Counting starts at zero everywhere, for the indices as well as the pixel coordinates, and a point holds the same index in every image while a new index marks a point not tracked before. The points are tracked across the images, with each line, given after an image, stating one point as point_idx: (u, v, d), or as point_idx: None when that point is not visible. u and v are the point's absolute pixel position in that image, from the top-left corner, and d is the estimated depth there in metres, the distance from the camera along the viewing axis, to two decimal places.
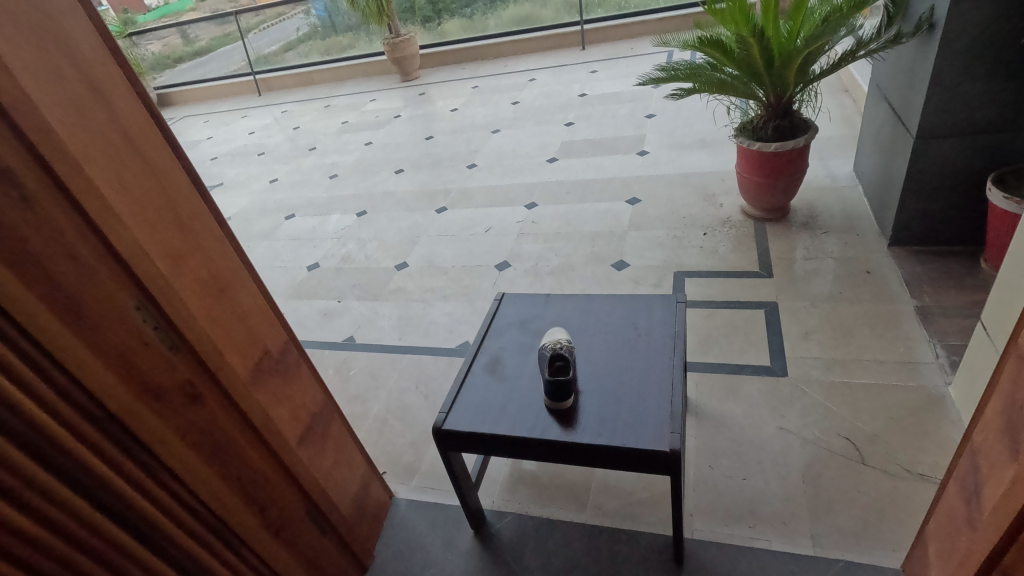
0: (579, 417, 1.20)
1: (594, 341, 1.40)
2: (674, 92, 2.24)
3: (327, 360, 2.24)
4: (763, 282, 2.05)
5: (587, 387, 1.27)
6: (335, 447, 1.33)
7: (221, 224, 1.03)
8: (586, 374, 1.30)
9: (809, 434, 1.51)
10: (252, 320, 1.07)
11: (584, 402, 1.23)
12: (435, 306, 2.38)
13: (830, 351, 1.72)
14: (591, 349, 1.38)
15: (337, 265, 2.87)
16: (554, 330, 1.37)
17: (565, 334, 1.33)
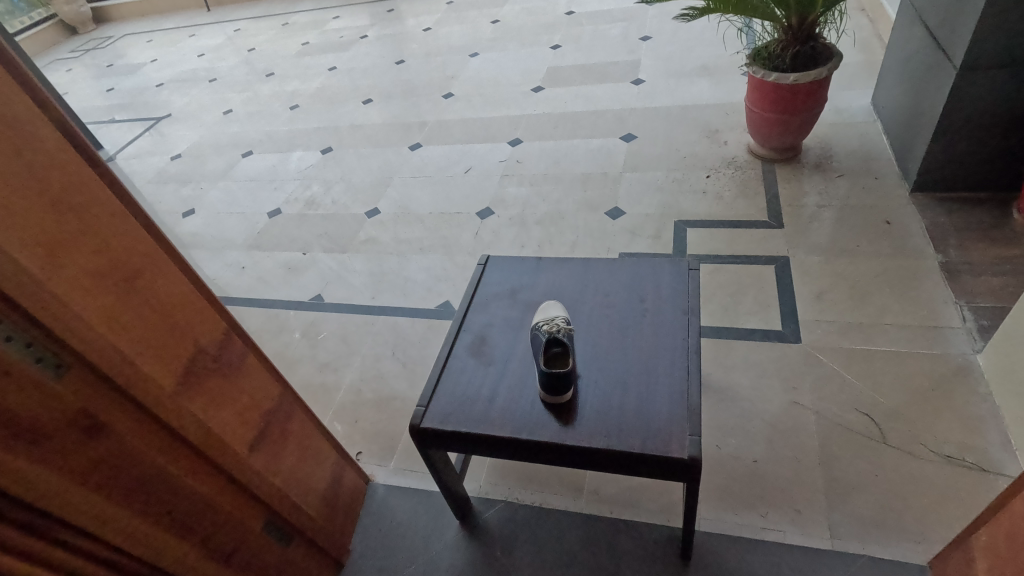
0: (579, 412, 1.03)
1: (594, 317, 1.21)
2: (684, 13, 1.91)
3: (292, 322, 2.03)
4: (772, 233, 1.86)
5: (587, 373, 1.09)
6: (300, 442, 1.16)
7: (122, 195, 0.79)
8: (586, 358, 1.12)
9: (824, 410, 1.38)
10: (178, 314, 0.86)
11: (585, 394, 1.06)
12: (411, 261, 2.16)
13: (847, 314, 1.57)
14: (591, 326, 1.19)
15: (300, 211, 2.60)
16: (551, 308, 1.19)
17: (562, 314, 1.16)
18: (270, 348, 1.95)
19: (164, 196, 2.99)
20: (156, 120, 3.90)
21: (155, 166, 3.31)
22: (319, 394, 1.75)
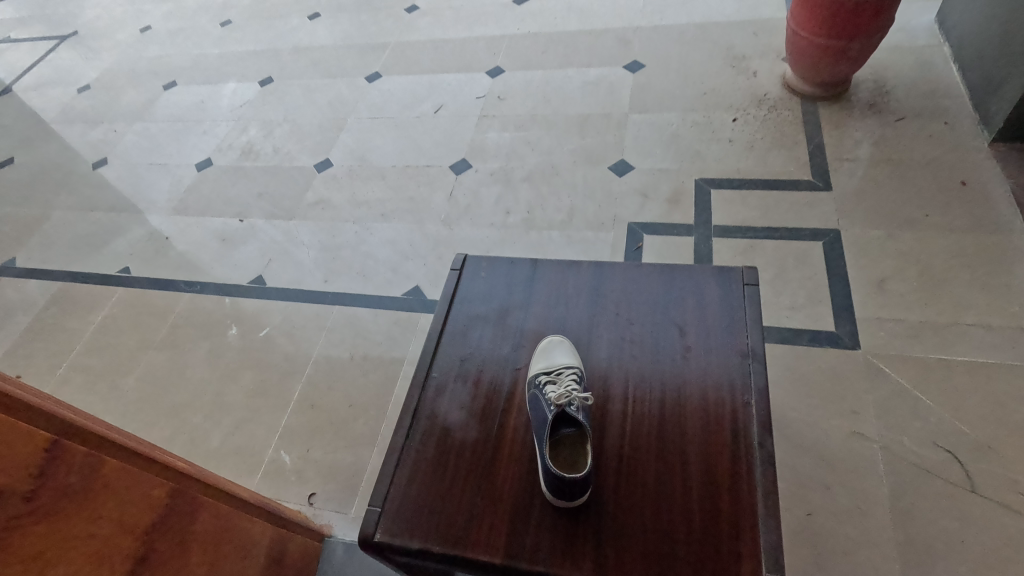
0: (601, 522, 0.71)
1: (613, 358, 0.87)
2: None
3: (229, 312, 1.66)
4: (817, 197, 1.50)
5: (609, 455, 0.77)
6: (219, 528, 0.86)
7: None
8: (607, 429, 0.80)
9: (895, 444, 1.10)
10: None
11: (607, 491, 0.74)
12: (372, 231, 1.77)
13: (917, 309, 1.26)
14: (610, 373, 0.86)
15: (235, 162, 2.13)
16: (555, 353, 0.85)
17: (570, 363, 0.83)
18: (202, 348, 1.59)
19: (70, 140, 2.47)
20: (60, 39, 3.23)
21: (60, 101, 2.74)
22: (263, 411, 1.42)
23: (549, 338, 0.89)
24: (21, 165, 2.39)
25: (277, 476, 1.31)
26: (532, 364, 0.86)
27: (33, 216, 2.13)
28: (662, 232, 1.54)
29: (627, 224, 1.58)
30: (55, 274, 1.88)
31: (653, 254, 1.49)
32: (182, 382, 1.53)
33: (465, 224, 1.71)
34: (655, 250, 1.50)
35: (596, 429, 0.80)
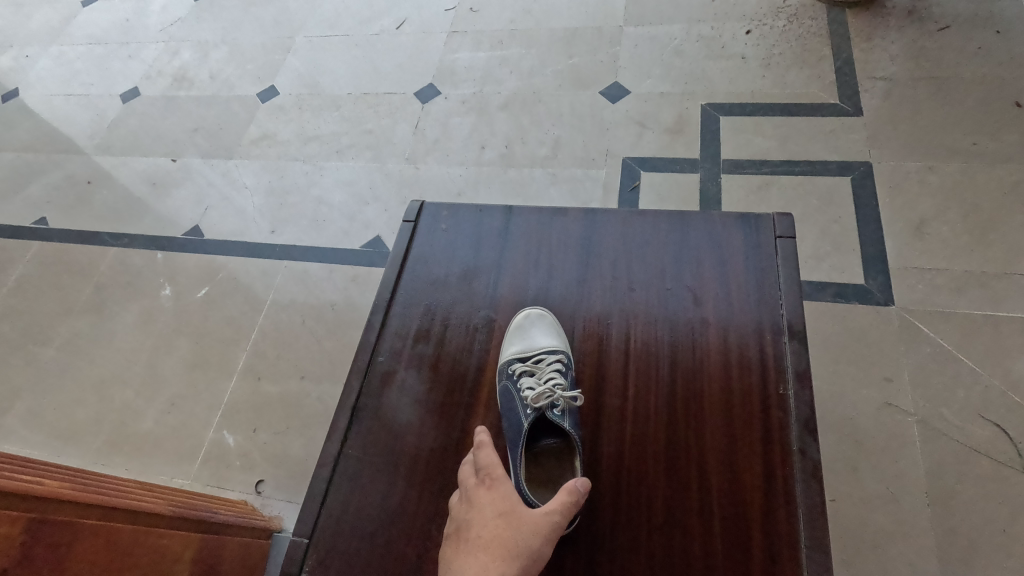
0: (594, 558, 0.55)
1: (607, 335, 0.68)
2: None
3: (161, 269, 1.44)
4: (845, 123, 1.28)
5: (603, 467, 0.59)
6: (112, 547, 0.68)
7: None
8: (601, 431, 0.61)
9: (935, 418, 0.94)
10: None
11: (601, 516, 0.57)
12: (325, 171, 1.52)
13: (962, 257, 1.07)
14: (604, 355, 0.67)
15: (166, 91, 1.83)
16: (534, 334, 0.67)
17: (554, 348, 0.65)
18: (131, 311, 1.38)
19: None
20: None
21: None
22: (202, 385, 1.24)
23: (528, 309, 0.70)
24: None
25: (219, 461, 1.14)
26: (506, 348, 0.67)
27: None
28: (662, 168, 1.31)
29: (621, 159, 1.35)
30: None
31: (651, 195, 1.28)
32: (109, 351, 1.33)
33: (433, 161, 1.46)
34: (654, 190, 1.28)
35: (586, 431, 0.62)
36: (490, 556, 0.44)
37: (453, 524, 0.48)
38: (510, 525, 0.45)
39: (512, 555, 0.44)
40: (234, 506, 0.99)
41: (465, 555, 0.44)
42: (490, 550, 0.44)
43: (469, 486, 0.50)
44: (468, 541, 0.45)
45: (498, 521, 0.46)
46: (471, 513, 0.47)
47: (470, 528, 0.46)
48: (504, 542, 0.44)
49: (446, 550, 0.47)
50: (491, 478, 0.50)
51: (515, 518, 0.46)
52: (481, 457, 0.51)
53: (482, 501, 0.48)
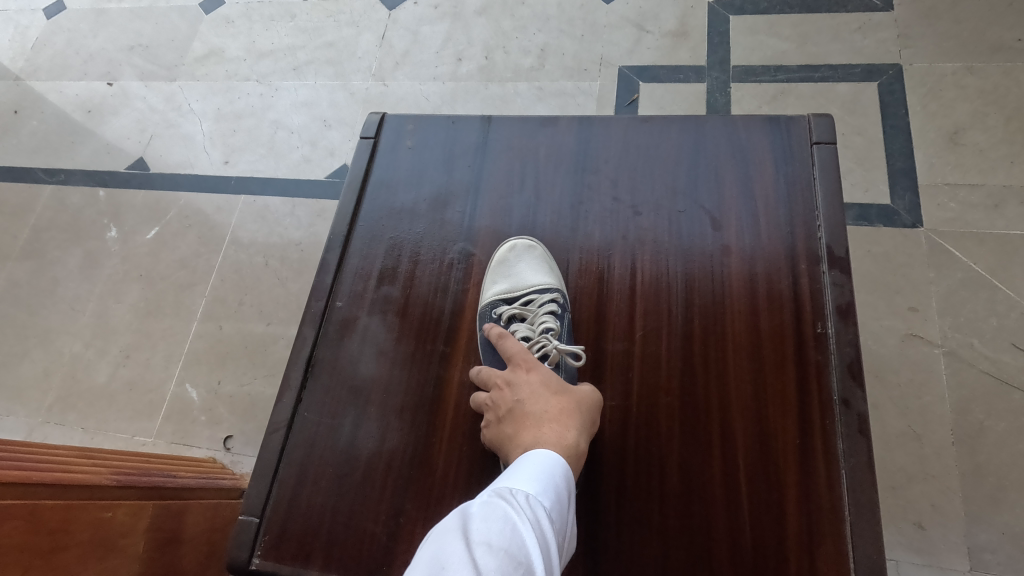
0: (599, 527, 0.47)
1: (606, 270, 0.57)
2: None
3: (103, 208, 1.28)
4: (872, 20, 1.11)
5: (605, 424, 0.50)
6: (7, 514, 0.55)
7: None
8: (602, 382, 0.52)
9: (963, 350, 0.85)
10: None
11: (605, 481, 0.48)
12: (281, 91, 1.34)
13: (1002, 171, 0.95)
14: (603, 293, 0.56)
15: (95, 3, 1.60)
16: (521, 271, 0.56)
17: (548, 287, 0.55)
18: (75, 256, 1.24)
19: None
20: None
21: None
22: (157, 334, 1.12)
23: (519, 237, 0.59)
24: None
25: (182, 417, 1.04)
26: (489, 290, 0.57)
27: None
28: (663, 78, 1.15)
29: (617, 70, 1.18)
30: None
31: (652, 109, 1.13)
32: (54, 300, 1.20)
33: (403, 76, 1.29)
34: (653, 103, 1.13)
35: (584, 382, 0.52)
36: (563, 425, 0.43)
37: (501, 409, 0.45)
38: (572, 398, 0.45)
39: (582, 424, 0.44)
40: (199, 465, 0.91)
41: (535, 429, 0.43)
42: (561, 421, 0.43)
43: (503, 374, 0.47)
44: (534, 417, 0.44)
45: (558, 395, 0.45)
46: (522, 392, 0.45)
47: (527, 406, 0.44)
48: (571, 412, 0.44)
49: (504, 431, 0.44)
50: (528, 361, 0.47)
51: (572, 392, 0.45)
52: (507, 347, 0.48)
53: (527, 382, 0.46)
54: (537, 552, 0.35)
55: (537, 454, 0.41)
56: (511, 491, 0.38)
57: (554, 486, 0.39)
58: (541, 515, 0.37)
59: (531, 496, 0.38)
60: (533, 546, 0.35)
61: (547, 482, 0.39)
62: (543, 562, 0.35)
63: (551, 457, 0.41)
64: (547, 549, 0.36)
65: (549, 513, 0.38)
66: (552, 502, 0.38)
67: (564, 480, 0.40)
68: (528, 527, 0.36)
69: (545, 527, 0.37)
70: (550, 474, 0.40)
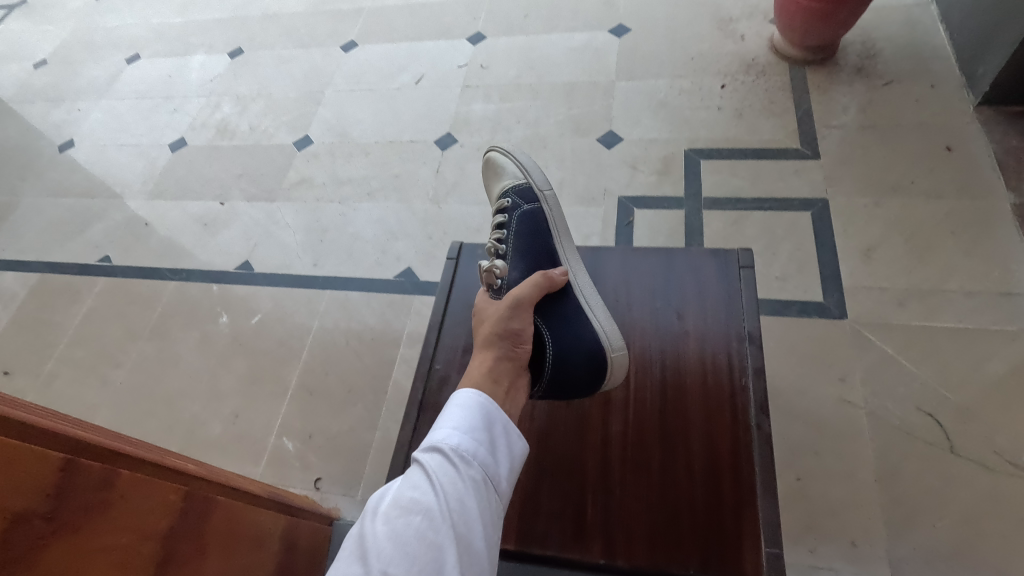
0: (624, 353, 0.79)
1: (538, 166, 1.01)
2: None
3: (217, 299, 1.64)
4: (805, 165, 1.51)
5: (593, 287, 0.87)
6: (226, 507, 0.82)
7: None
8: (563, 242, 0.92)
9: (880, 408, 1.14)
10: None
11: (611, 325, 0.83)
12: (358, 210, 1.74)
13: (903, 277, 1.28)
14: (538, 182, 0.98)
15: (211, 140, 2.06)
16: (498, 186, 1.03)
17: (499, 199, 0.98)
18: (192, 337, 1.58)
19: (31, 121, 2.34)
20: (6, 8, 3.03)
21: (16, 77, 2.59)
22: (261, 399, 1.43)
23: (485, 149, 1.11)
24: None
25: (279, 464, 1.32)
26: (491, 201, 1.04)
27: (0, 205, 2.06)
28: (652, 205, 1.54)
29: (617, 198, 1.57)
30: (33, 265, 1.84)
31: (645, 228, 1.50)
32: (175, 372, 1.52)
33: (453, 200, 1.69)
34: (646, 224, 1.50)
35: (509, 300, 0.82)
36: (480, 352, 0.73)
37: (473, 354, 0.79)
38: (486, 330, 0.75)
39: (489, 350, 0.72)
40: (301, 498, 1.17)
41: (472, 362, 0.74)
42: (479, 350, 0.73)
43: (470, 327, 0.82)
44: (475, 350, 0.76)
45: (480, 329, 0.76)
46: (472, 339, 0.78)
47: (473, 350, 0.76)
48: (483, 339, 0.74)
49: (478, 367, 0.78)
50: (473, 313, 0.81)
51: (487, 322, 0.76)
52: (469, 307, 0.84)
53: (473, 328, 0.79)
54: (429, 499, 0.59)
55: (449, 413, 0.66)
56: (424, 449, 0.63)
57: (456, 443, 0.63)
58: (441, 468, 0.61)
59: (434, 459, 0.62)
60: (427, 499, 0.59)
61: (451, 442, 0.63)
62: (435, 504, 0.58)
63: (460, 403, 0.66)
64: (440, 492, 0.59)
65: (449, 461, 0.61)
66: (454, 447, 0.62)
67: (465, 437, 0.63)
68: (426, 486, 0.60)
69: (445, 475, 0.61)
70: (453, 434, 0.63)
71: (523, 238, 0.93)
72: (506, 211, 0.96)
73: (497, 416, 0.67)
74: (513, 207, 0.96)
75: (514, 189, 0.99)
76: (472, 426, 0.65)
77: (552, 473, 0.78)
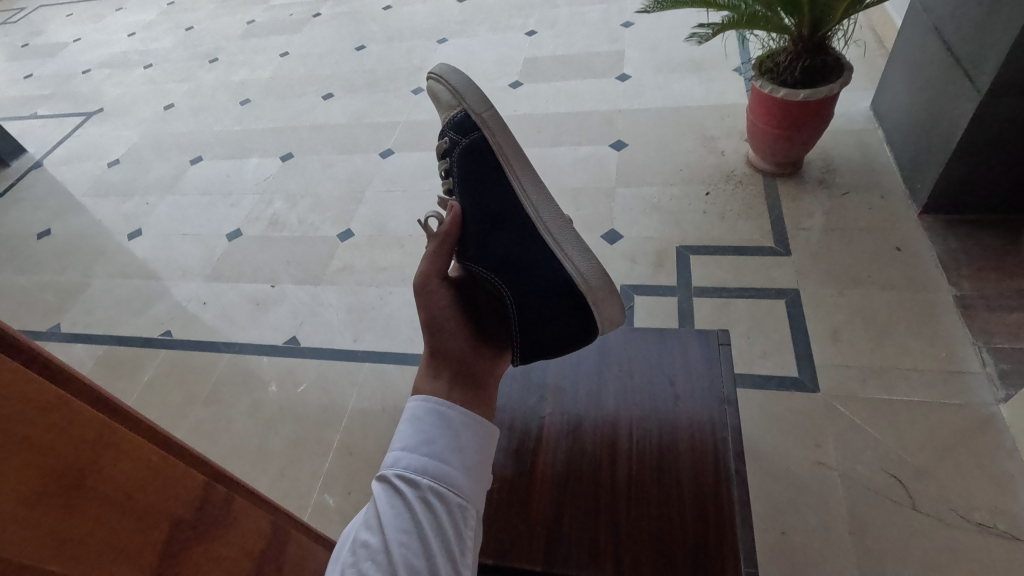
0: (598, 284, 0.89)
1: (468, 87, 1.05)
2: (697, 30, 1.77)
3: (267, 370, 1.85)
4: (779, 260, 1.77)
5: (552, 212, 0.95)
6: None
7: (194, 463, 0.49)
8: (510, 163, 0.99)
9: (850, 469, 1.32)
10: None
11: (584, 256, 0.92)
12: (394, 293, 2.00)
13: (864, 357, 1.50)
14: (471, 109, 1.03)
15: (264, 232, 2.36)
16: (442, 104, 1.09)
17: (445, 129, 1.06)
18: (243, 403, 1.78)
19: (104, 212, 2.68)
20: (86, 116, 3.50)
21: (91, 174, 2.97)
22: (306, 460, 1.60)
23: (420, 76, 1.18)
24: (58, 236, 2.60)
25: (322, 519, 1.48)
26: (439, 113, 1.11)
27: (73, 284, 2.33)
28: (650, 293, 1.78)
29: (619, 286, 1.83)
30: (102, 339, 2.07)
31: (644, 312, 1.74)
32: (228, 434, 1.71)
33: None
34: (645, 309, 1.74)
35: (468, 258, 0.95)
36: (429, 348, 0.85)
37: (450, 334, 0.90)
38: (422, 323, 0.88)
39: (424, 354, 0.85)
40: None
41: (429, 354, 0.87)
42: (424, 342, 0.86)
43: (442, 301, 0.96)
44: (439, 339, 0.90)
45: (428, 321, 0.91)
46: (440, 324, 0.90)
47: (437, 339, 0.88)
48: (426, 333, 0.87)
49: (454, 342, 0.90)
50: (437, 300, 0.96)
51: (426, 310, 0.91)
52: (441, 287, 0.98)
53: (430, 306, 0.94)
54: (372, 534, 0.64)
55: (398, 434, 0.73)
56: (378, 480, 0.70)
57: (404, 465, 0.70)
58: (390, 494, 0.68)
59: (384, 488, 0.68)
60: (371, 534, 0.64)
61: (398, 467, 0.70)
62: (377, 537, 0.64)
63: (408, 419, 0.74)
64: (384, 520, 0.65)
65: (397, 486, 0.68)
66: (401, 471, 0.69)
67: (412, 461, 0.70)
68: (372, 522, 0.66)
69: (393, 500, 0.67)
70: (400, 459, 0.70)
71: (464, 172, 1.02)
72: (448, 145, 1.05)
73: (450, 415, 0.75)
74: (455, 140, 1.04)
75: (451, 120, 1.05)
76: (419, 445, 0.71)
77: (572, 508, 0.97)
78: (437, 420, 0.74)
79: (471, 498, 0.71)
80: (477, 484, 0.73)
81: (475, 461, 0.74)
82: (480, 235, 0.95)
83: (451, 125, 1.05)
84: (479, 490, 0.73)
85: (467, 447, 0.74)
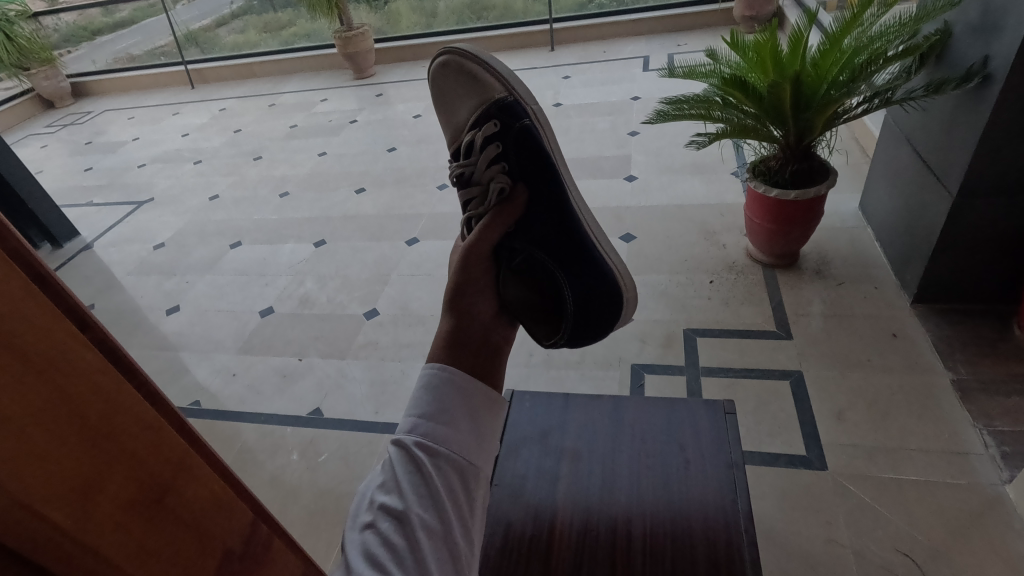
0: (629, 284, 1.12)
1: (514, 78, 1.20)
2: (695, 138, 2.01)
3: (290, 440, 1.92)
4: (781, 344, 1.88)
5: (589, 212, 1.16)
6: None
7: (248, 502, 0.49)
8: (554, 157, 1.16)
9: (863, 547, 1.33)
10: None
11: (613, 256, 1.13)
12: (415, 367, 2.10)
13: (869, 438, 1.55)
14: (520, 96, 1.17)
15: (295, 310, 2.52)
16: (485, 86, 1.19)
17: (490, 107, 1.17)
18: (265, 472, 1.82)
19: (146, 290, 2.86)
20: (137, 204, 3.83)
21: (137, 255, 3.20)
22: (324, 528, 1.63)
23: (444, 51, 1.23)
24: (100, 311, 2.77)
25: None
26: (477, 87, 1.20)
27: None
28: (659, 372, 1.87)
29: (630, 365, 1.92)
30: None
31: (654, 390, 1.81)
32: None
33: None
34: (655, 387, 1.82)
35: (513, 239, 1.03)
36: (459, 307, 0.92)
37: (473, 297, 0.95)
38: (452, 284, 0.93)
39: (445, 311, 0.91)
40: None
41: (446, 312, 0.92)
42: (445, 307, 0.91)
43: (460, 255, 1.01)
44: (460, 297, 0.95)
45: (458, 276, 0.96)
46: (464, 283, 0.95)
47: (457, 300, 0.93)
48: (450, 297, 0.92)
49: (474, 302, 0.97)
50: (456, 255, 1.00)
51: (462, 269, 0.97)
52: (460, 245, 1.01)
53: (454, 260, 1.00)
54: (391, 497, 0.73)
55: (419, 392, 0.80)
56: (394, 443, 0.77)
57: (419, 432, 0.77)
58: (405, 457, 0.75)
59: (399, 451, 0.76)
60: (389, 497, 0.73)
61: (414, 432, 0.77)
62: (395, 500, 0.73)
63: (428, 383, 0.81)
64: (401, 482, 0.74)
65: (413, 452, 0.76)
66: (416, 440, 0.77)
67: (425, 429, 0.77)
68: (390, 483, 0.74)
69: (408, 463, 0.75)
70: (417, 423, 0.78)
71: (512, 151, 1.13)
72: (496, 125, 1.15)
73: (466, 387, 0.82)
74: (504, 122, 1.15)
75: (500, 102, 1.17)
76: (433, 414, 0.78)
77: (588, 565, 1.02)
78: (451, 389, 0.81)
79: (480, 465, 0.80)
80: (486, 451, 0.82)
81: (485, 430, 0.82)
82: (523, 216, 1.07)
83: (497, 105, 1.17)
84: (484, 450, 0.82)
85: (478, 416, 0.81)
